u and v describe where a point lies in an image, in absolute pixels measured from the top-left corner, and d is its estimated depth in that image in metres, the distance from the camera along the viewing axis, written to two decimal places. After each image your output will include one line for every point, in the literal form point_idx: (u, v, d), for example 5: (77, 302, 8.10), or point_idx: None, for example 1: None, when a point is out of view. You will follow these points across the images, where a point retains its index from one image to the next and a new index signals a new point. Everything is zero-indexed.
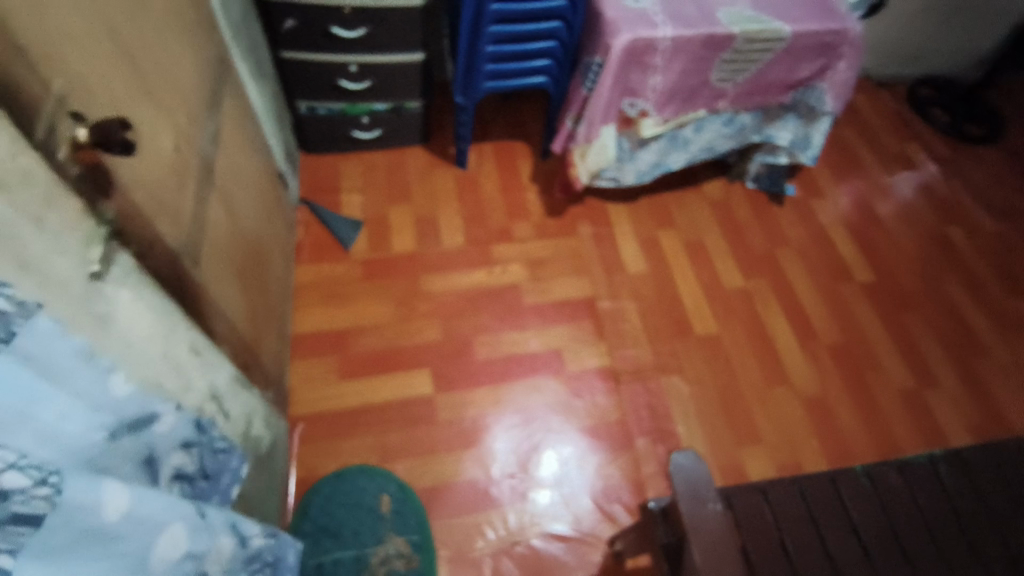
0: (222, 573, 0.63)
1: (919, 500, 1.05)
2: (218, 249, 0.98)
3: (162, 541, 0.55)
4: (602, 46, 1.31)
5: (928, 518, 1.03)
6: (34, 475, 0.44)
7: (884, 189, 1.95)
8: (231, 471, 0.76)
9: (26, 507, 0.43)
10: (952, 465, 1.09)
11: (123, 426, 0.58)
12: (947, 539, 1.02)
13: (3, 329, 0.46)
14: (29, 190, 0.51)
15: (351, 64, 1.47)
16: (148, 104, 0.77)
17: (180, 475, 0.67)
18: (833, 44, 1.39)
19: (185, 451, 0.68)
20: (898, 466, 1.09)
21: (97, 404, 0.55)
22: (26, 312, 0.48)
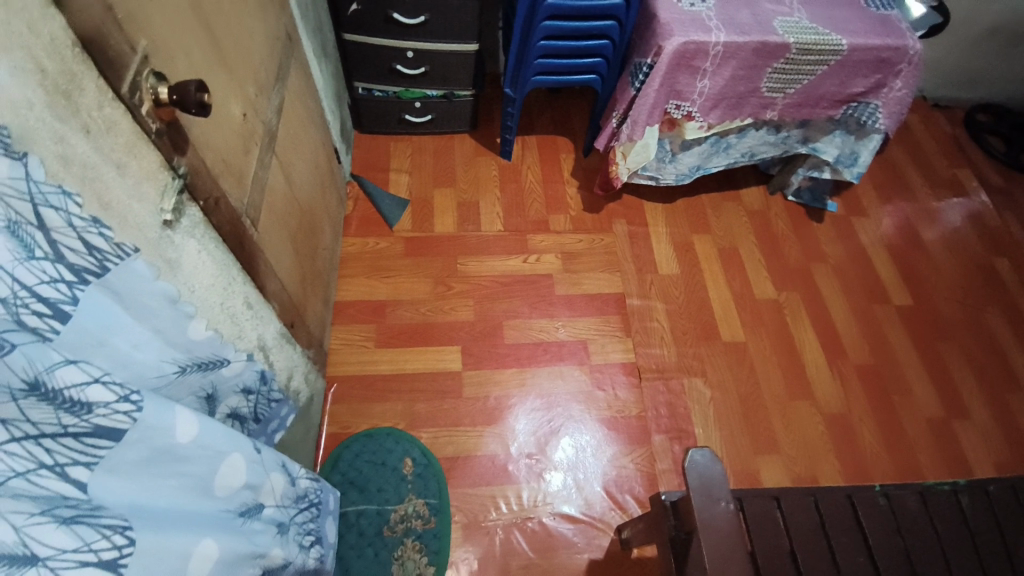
0: (276, 508, 0.67)
1: (937, 528, 1.02)
2: (275, 213, 1.05)
3: (225, 469, 0.58)
4: (653, 49, 1.34)
5: (945, 546, 1.01)
6: (117, 391, 0.47)
7: (930, 214, 1.91)
8: (279, 419, 0.83)
9: (107, 420, 0.46)
10: (976, 498, 1.06)
11: (193, 363, 0.63)
12: (962, 568, 0.99)
13: (95, 260, 0.50)
14: (112, 138, 0.59)
15: (408, 50, 1.54)
16: (223, 72, 0.84)
17: (235, 414, 0.74)
18: (890, 60, 1.38)
19: (244, 395, 0.75)
20: (919, 492, 1.05)
21: (170, 340, 0.60)
22: (120, 253, 0.53)
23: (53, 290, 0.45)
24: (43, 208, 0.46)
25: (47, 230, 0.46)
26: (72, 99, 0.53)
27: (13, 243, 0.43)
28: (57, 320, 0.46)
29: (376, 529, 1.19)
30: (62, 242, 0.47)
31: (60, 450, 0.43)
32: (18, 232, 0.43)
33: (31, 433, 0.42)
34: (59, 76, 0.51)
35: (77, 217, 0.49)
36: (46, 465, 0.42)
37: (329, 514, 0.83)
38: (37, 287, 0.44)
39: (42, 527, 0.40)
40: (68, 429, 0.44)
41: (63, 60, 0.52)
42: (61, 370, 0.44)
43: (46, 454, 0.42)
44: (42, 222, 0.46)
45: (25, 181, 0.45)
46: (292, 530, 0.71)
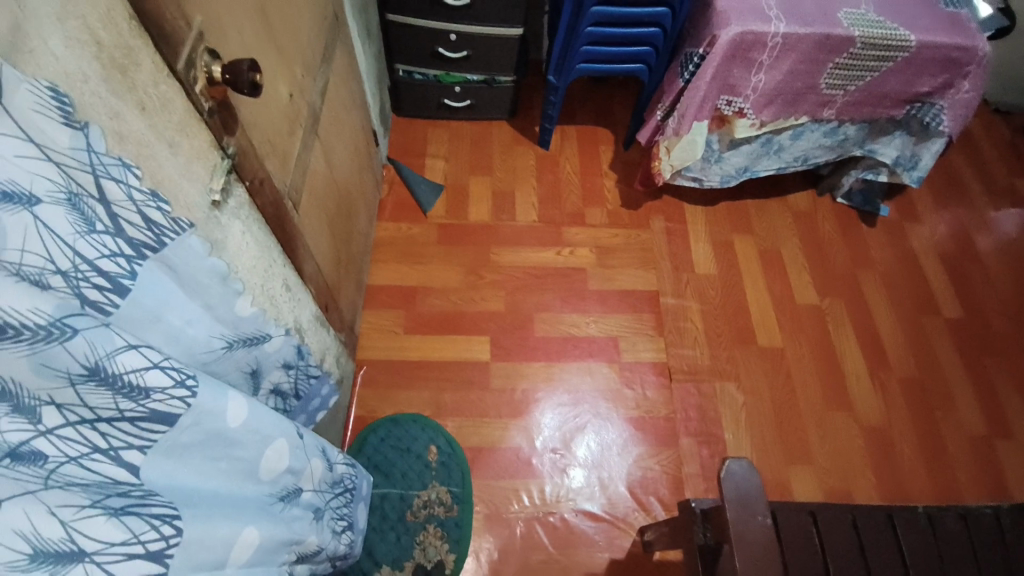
0: (314, 492, 0.67)
1: (976, 549, 0.97)
2: (315, 195, 1.05)
3: (270, 453, 0.59)
4: (707, 39, 1.28)
5: (984, 569, 0.95)
6: (174, 376, 0.47)
7: (990, 223, 1.80)
8: (320, 397, 0.85)
9: (164, 405, 0.46)
10: (1017, 519, 1.00)
11: (239, 339, 0.63)
12: None
13: (152, 235, 0.50)
14: (167, 116, 0.59)
15: (451, 33, 1.52)
16: (272, 52, 0.84)
17: (276, 391, 0.75)
18: (959, 61, 1.29)
19: (285, 370, 0.74)
20: (959, 517, 1.00)
21: (217, 315, 0.59)
22: (177, 227, 0.53)
23: (112, 264, 0.46)
24: (104, 180, 0.46)
25: (107, 203, 0.47)
26: (128, 74, 0.53)
27: (74, 215, 0.43)
28: (117, 294, 0.46)
29: (398, 514, 1.21)
30: (122, 216, 0.48)
31: (115, 433, 0.43)
32: (79, 204, 0.44)
33: (87, 417, 0.42)
34: (116, 51, 0.51)
35: (137, 190, 0.49)
36: (101, 449, 0.42)
37: (361, 499, 0.84)
38: (97, 261, 0.44)
39: (93, 521, 0.40)
40: (124, 414, 0.44)
41: (120, 34, 0.52)
42: (121, 355, 0.44)
43: (101, 438, 0.43)
44: (103, 194, 0.46)
45: (85, 152, 0.45)
46: (327, 515, 0.72)
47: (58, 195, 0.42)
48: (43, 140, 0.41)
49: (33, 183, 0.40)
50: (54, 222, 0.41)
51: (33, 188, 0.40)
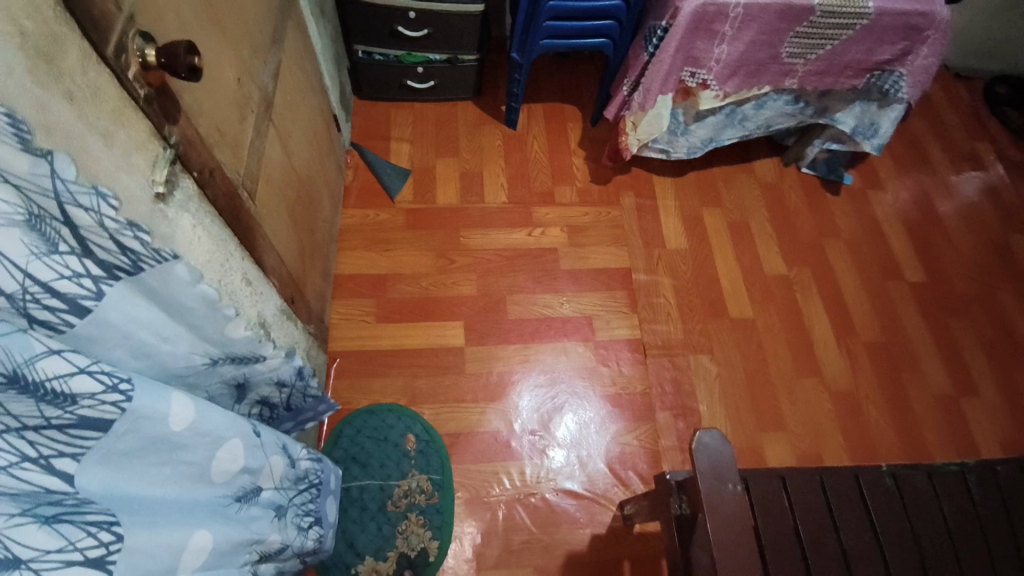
0: (274, 490, 0.66)
1: (944, 508, 1.01)
2: (272, 184, 1.01)
3: (221, 454, 0.56)
4: (670, 10, 1.27)
5: (951, 526, 0.99)
6: (105, 381, 0.45)
7: (948, 187, 1.85)
8: (314, 412, 0.85)
9: (94, 411, 0.44)
10: (982, 478, 1.04)
11: (226, 357, 0.64)
12: (968, 550, 0.98)
13: (128, 260, 0.49)
14: (98, 105, 0.55)
15: (410, 11, 1.47)
16: (215, 34, 0.79)
17: (264, 402, 0.76)
18: (919, 27, 1.30)
19: (277, 387, 0.76)
20: (929, 475, 1.03)
21: (205, 336, 0.60)
22: (158, 257, 0.51)
23: (74, 285, 0.44)
24: (69, 206, 0.44)
25: (75, 228, 0.45)
26: (54, 63, 0.48)
27: (33, 237, 0.41)
28: (73, 314, 0.45)
29: (378, 504, 1.20)
30: (92, 240, 0.46)
31: (44, 441, 0.41)
32: (42, 226, 0.42)
33: (13, 425, 0.40)
34: (40, 38, 0.47)
35: (111, 219, 0.47)
36: (30, 459, 0.40)
37: (331, 493, 0.83)
38: (52, 282, 0.43)
39: (23, 528, 0.38)
40: (52, 422, 0.41)
41: (43, 20, 0.47)
42: (43, 362, 0.41)
43: (29, 447, 0.40)
44: (71, 220, 0.44)
45: (50, 179, 0.43)
46: (290, 512, 0.71)
47: (14, 217, 0.40)
48: (2, 165, 0.39)
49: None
50: (6, 246, 0.40)
51: None
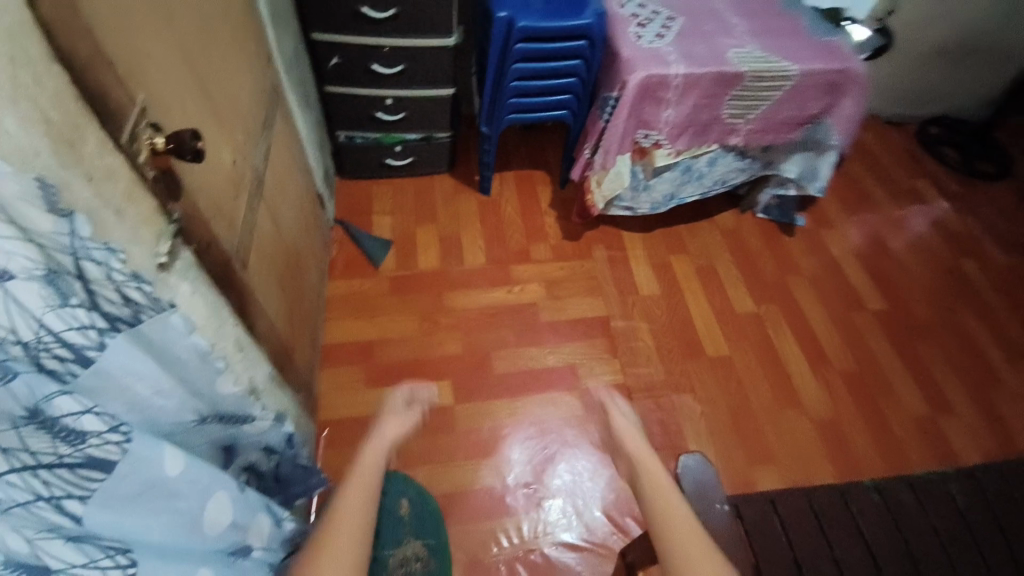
0: (264, 551, 0.65)
1: (933, 518, 1.03)
2: (263, 256, 1.07)
3: (211, 506, 0.57)
4: (618, 84, 1.43)
5: (942, 536, 1.01)
6: (107, 421, 0.48)
7: (894, 222, 2.00)
8: (303, 485, 0.86)
9: (100, 450, 0.47)
10: (967, 489, 1.08)
11: (213, 415, 0.67)
12: (961, 554, 0.98)
13: (130, 310, 0.52)
14: (112, 184, 0.61)
15: (388, 98, 1.62)
16: (214, 123, 0.88)
17: (252, 469, 0.78)
18: (839, 83, 1.48)
19: (266, 453, 0.78)
20: (911, 484, 1.07)
21: (197, 391, 0.64)
22: (157, 306, 0.55)
23: (81, 337, 0.47)
24: (84, 262, 0.48)
25: (86, 281, 0.48)
26: (75, 149, 0.55)
27: (48, 292, 0.44)
28: (78, 363, 0.47)
29: None
30: (100, 294, 0.49)
31: (55, 481, 0.44)
32: (57, 281, 0.45)
33: (30, 462, 0.42)
34: (64, 127, 0.54)
35: (119, 272, 0.50)
36: (43, 497, 0.43)
37: None
38: (63, 333, 0.45)
39: (50, 543, 0.42)
40: (63, 460, 0.44)
41: (67, 113, 0.54)
42: (58, 399, 0.44)
43: (43, 486, 0.43)
44: (83, 275, 0.48)
45: (68, 237, 0.47)
46: None
47: (33, 273, 0.43)
48: (29, 229, 0.44)
49: (8, 262, 0.41)
50: (25, 301, 0.43)
51: (8, 268, 0.41)
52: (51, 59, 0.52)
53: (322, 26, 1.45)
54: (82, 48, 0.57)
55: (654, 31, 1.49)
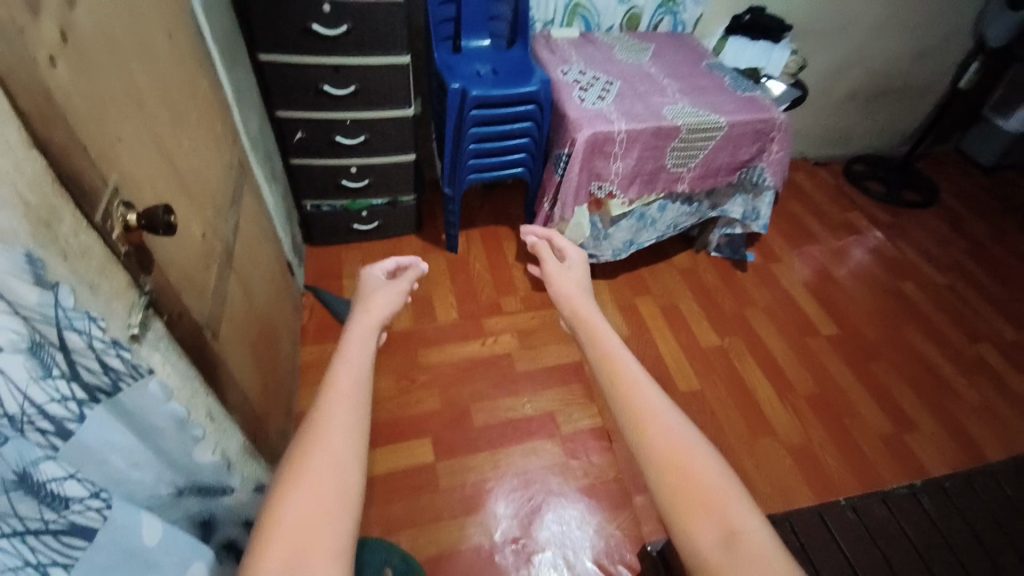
0: None
1: (908, 531, 1.03)
2: (235, 325, 1.07)
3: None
4: (568, 142, 1.55)
5: (919, 544, 1.01)
6: (88, 487, 0.48)
7: (835, 252, 2.16)
8: None
9: (81, 517, 0.47)
10: (934, 497, 1.09)
11: (191, 486, 0.67)
12: (938, 562, 0.99)
13: (108, 379, 0.54)
14: (86, 261, 0.61)
15: (352, 166, 1.68)
16: (184, 199, 0.91)
17: (233, 547, 0.72)
18: (764, 130, 1.64)
19: (245, 528, 0.76)
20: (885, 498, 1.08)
21: (174, 461, 0.65)
22: (135, 373, 0.57)
23: (61, 408, 0.47)
24: (67, 331, 0.49)
25: (68, 351, 0.49)
26: (51, 227, 0.55)
27: (33, 363, 0.45)
28: (58, 436, 0.47)
29: None
30: (80, 363, 0.50)
31: (42, 548, 0.44)
32: (41, 352, 0.46)
33: (17, 529, 0.43)
34: (41, 208, 0.54)
35: (98, 339, 0.52)
36: (30, 565, 0.43)
37: None
38: (46, 404, 0.45)
39: None
40: (48, 526, 0.45)
41: (44, 194, 0.55)
42: (43, 465, 0.45)
43: (29, 552, 0.43)
44: (65, 345, 0.49)
45: (53, 308, 0.48)
46: None
47: (20, 345, 0.44)
48: (16, 300, 0.45)
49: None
50: (11, 372, 0.43)
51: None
52: (32, 148, 0.55)
53: (285, 104, 1.52)
54: (56, 134, 0.59)
55: (596, 94, 1.64)
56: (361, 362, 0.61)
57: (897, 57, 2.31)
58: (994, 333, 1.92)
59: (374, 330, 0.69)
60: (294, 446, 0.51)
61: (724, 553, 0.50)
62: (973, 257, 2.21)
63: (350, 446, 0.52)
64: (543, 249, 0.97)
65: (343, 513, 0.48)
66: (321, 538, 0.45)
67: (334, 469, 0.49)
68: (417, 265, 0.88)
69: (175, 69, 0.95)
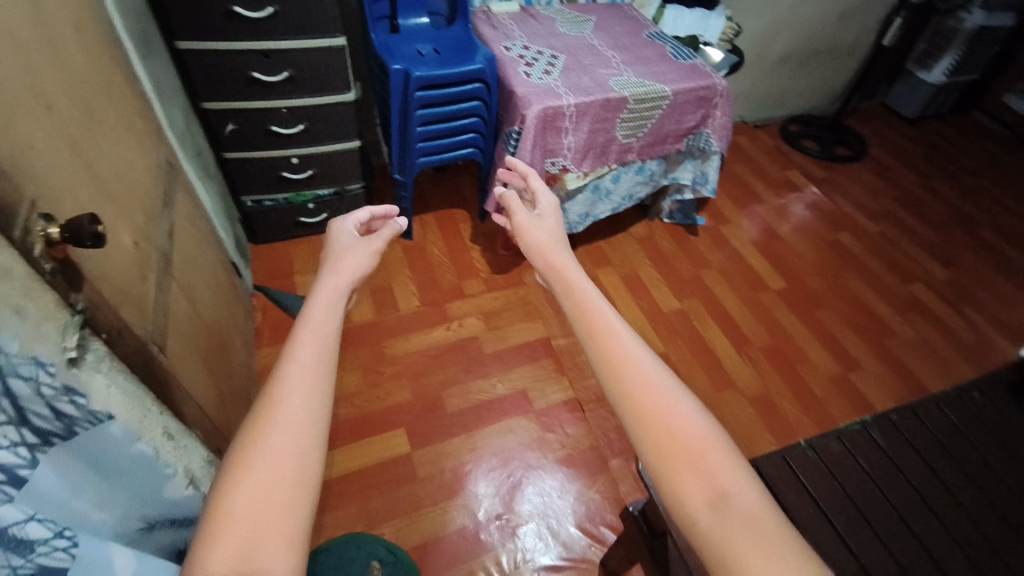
0: None
1: (864, 466, 1.06)
2: (182, 335, 1.02)
3: None
4: (518, 119, 1.53)
5: (875, 478, 1.05)
6: (51, 528, 0.45)
7: (777, 210, 2.25)
8: None
9: (49, 559, 0.44)
10: (884, 430, 1.13)
11: (163, 521, 0.67)
12: (897, 495, 1.03)
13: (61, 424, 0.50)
14: (9, 282, 0.54)
15: (293, 157, 1.61)
16: (110, 206, 0.84)
17: None
18: (707, 96, 1.67)
19: None
20: (840, 434, 1.11)
21: (145, 498, 0.64)
22: (93, 418, 0.55)
23: (12, 454, 0.44)
24: (10, 377, 0.45)
25: (15, 397, 0.45)
26: None
27: None
28: (12, 484, 0.43)
29: None
30: (27, 407, 0.47)
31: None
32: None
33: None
34: None
35: (48, 386, 0.49)
36: None
37: None
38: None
39: None
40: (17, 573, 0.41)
41: None
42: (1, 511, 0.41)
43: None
44: (12, 390, 0.45)
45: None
46: None
47: None
48: None
49: None
50: None
51: None
52: None
53: (213, 96, 1.43)
54: None
55: (542, 68, 1.62)
56: (326, 330, 0.58)
57: (823, 18, 2.40)
58: (923, 273, 2.07)
59: (343, 292, 0.66)
60: (254, 415, 0.50)
61: (707, 500, 0.55)
62: (902, 205, 2.36)
63: (308, 426, 0.50)
64: (511, 198, 0.97)
65: (305, 484, 0.48)
66: (282, 509, 0.45)
67: (295, 440, 0.49)
68: (394, 221, 0.85)
69: (86, 65, 0.86)
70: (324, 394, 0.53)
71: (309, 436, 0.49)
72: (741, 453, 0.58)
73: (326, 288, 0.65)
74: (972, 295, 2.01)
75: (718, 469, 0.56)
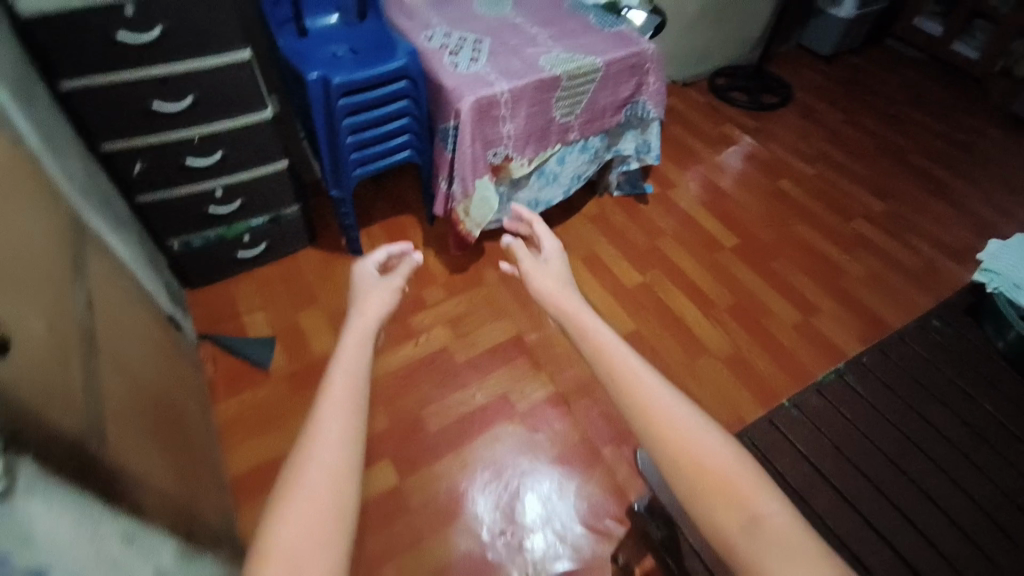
0: None
1: (845, 414, 1.13)
2: (124, 415, 0.91)
3: None
4: (453, 113, 1.45)
5: (860, 425, 1.11)
6: None
7: (719, 166, 2.28)
8: None
9: None
10: (858, 375, 1.20)
11: None
12: (883, 437, 1.09)
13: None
14: None
15: (215, 189, 1.47)
16: (8, 291, 0.72)
17: None
18: (638, 63, 1.64)
19: None
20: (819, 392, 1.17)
21: None
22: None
23: None
24: None
25: None
26: None
27: None
28: None
29: None
30: None
31: None
32: None
33: None
34: None
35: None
36: None
37: None
38: None
39: None
40: None
41: None
42: None
43: None
44: None
45: None
46: None
47: None
48: None
49: None
50: None
51: None
52: None
53: (111, 135, 1.27)
54: None
55: (467, 56, 1.54)
56: (355, 376, 0.65)
57: None
58: (861, 208, 2.15)
59: (370, 338, 0.74)
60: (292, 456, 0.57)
61: (741, 523, 0.63)
62: (831, 144, 2.44)
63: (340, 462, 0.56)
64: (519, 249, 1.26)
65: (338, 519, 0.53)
66: (317, 543, 0.51)
67: (334, 473, 0.55)
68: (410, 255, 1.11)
69: None
70: (357, 431, 0.59)
71: (345, 470, 0.56)
72: (762, 473, 0.68)
73: (356, 339, 0.73)
74: (907, 222, 2.11)
75: (738, 486, 0.66)
